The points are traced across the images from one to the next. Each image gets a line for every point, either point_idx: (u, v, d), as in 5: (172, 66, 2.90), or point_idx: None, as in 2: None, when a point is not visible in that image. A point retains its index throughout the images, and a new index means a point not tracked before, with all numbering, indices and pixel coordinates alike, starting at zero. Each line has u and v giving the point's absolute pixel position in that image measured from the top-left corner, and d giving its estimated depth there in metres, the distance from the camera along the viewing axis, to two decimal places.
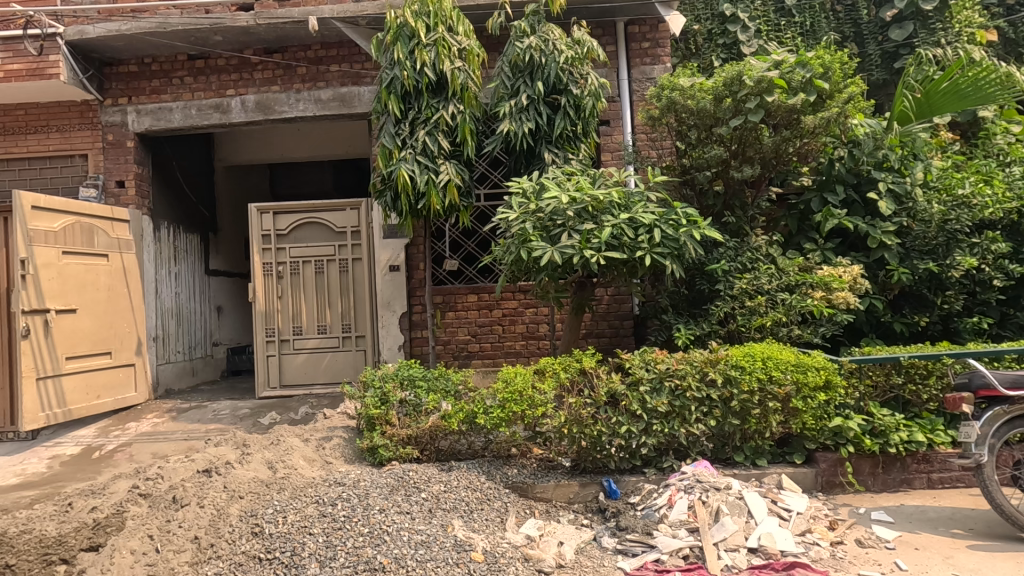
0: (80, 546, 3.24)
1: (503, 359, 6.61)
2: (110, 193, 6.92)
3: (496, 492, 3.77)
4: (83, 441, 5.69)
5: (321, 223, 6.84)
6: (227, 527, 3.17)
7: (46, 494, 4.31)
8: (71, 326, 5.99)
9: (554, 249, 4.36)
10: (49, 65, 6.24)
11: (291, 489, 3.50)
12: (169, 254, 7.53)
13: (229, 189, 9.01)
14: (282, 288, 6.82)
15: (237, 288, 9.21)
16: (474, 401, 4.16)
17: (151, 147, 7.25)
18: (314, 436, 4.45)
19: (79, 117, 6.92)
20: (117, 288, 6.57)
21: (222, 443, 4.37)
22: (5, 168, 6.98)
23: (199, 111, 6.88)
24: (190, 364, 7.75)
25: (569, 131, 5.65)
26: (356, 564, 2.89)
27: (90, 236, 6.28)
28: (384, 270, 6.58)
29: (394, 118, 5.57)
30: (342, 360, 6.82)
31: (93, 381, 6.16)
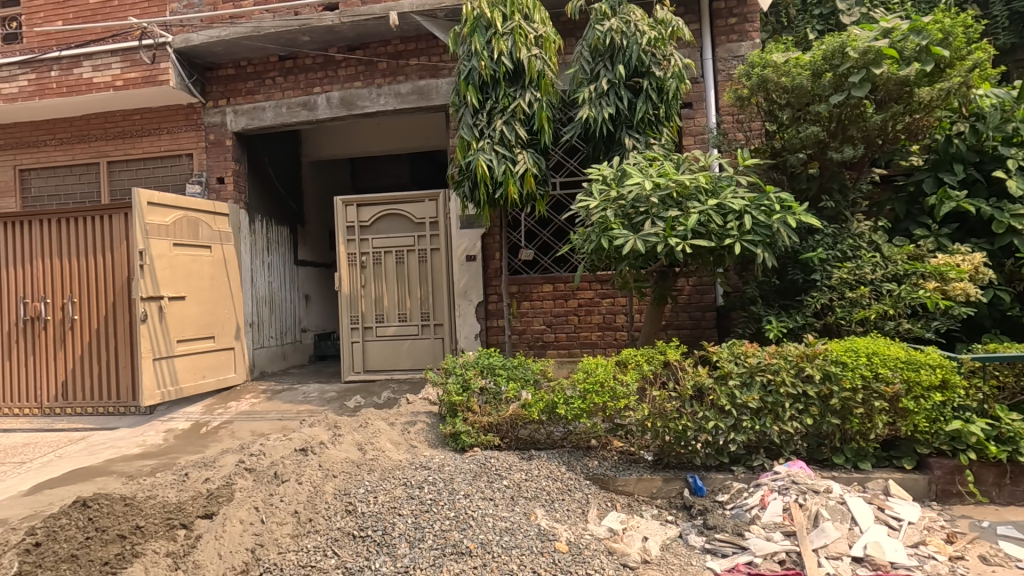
0: (198, 513, 3.38)
1: (578, 350, 6.55)
2: (212, 189, 7.46)
3: (577, 483, 3.75)
4: (192, 418, 6.22)
5: (402, 214, 7.05)
6: (323, 504, 3.32)
7: (164, 464, 4.74)
8: (181, 311, 6.54)
9: (637, 238, 4.20)
10: (160, 72, 6.80)
11: (380, 471, 3.65)
12: (263, 246, 8.03)
13: (316, 184, 9.46)
14: (365, 277, 7.10)
15: (323, 278, 9.69)
16: (553, 391, 4.14)
17: (246, 145, 7.73)
18: (398, 420, 4.61)
19: (186, 119, 7.49)
20: (218, 277, 7.10)
21: (315, 424, 4.62)
22: (125, 167, 7.70)
23: (289, 109, 7.25)
24: (281, 349, 8.27)
25: (651, 115, 5.47)
26: (444, 547, 2.93)
27: (196, 229, 6.80)
28: (461, 260, 6.69)
29: (471, 109, 5.59)
30: (421, 348, 7.02)
31: (199, 362, 6.71)
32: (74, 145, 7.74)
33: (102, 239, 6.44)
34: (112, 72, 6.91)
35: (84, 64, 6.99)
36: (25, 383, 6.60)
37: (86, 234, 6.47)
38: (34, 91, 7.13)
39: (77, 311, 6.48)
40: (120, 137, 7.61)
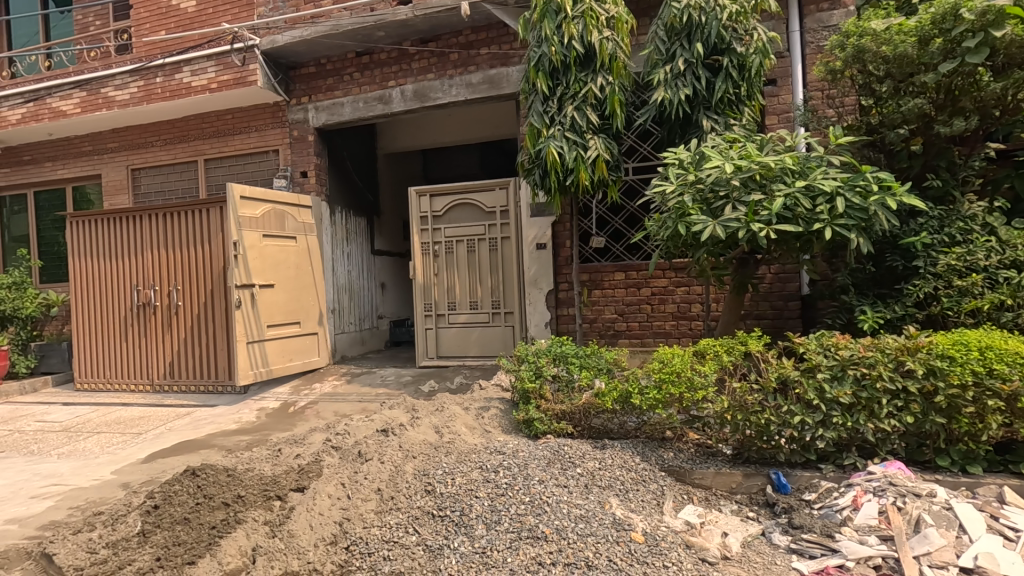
0: (290, 486, 3.62)
1: (651, 339, 6.40)
2: (297, 183, 7.88)
3: (652, 474, 3.68)
4: (281, 397, 6.66)
5: (473, 203, 7.14)
6: (404, 483, 3.45)
7: (258, 440, 5.12)
8: (270, 299, 7.00)
9: (716, 223, 4.01)
10: (250, 73, 7.24)
11: (456, 454, 3.76)
12: (343, 236, 8.42)
13: (390, 175, 9.77)
14: (438, 266, 7.28)
15: (397, 267, 10.02)
16: (628, 380, 4.08)
17: (327, 140, 8.10)
18: (473, 405, 4.72)
19: (272, 117, 7.94)
20: (303, 266, 7.52)
21: (395, 406, 4.81)
22: (219, 164, 8.29)
23: (366, 103, 7.50)
24: (360, 334, 8.66)
25: (731, 94, 5.21)
26: (520, 531, 2.97)
27: (282, 221, 7.22)
28: (531, 248, 6.70)
29: (542, 96, 5.54)
30: (492, 335, 7.12)
31: (287, 345, 7.17)
32: (176, 145, 8.41)
33: (201, 232, 6.99)
34: (208, 75, 7.43)
35: (184, 70, 7.57)
36: (139, 361, 7.31)
37: (187, 227, 7.04)
38: (142, 96, 7.80)
39: (180, 297, 7.08)
40: (215, 136, 8.19)
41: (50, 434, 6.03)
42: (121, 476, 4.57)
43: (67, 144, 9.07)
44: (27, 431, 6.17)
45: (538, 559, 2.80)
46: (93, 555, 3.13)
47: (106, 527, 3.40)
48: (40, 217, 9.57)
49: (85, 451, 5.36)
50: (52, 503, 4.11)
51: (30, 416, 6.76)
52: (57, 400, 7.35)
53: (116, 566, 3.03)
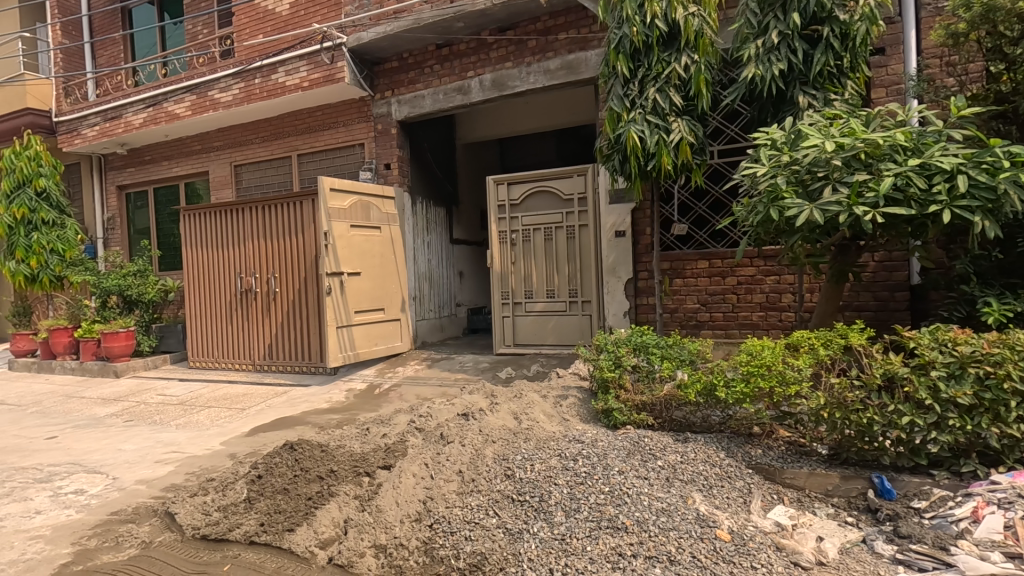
0: (378, 463, 3.80)
1: (736, 331, 6.10)
2: (381, 174, 8.18)
3: (738, 471, 3.52)
4: (367, 380, 7.01)
5: (551, 191, 7.11)
6: (485, 466, 3.52)
7: (347, 419, 5.42)
8: (357, 286, 7.36)
9: (814, 207, 3.71)
10: (338, 70, 7.59)
11: (535, 440, 3.79)
12: (423, 225, 8.66)
13: (468, 165, 9.91)
14: (515, 254, 7.33)
15: (475, 255, 10.21)
16: (712, 372, 3.91)
17: (409, 132, 8.34)
18: (550, 393, 4.73)
19: (358, 112, 8.30)
20: (386, 255, 7.83)
21: (475, 391, 4.92)
22: (310, 158, 8.79)
23: (446, 95, 7.63)
24: (439, 321, 8.92)
25: (831, 67, 4.82)
26: (600, 520, 2.94)
27: (368, 212, 7.54)
28: (610, 236, 6.57)
29: (622, 79, 5.37)
30: (569, 324, 7.08)
31: (372, 331, 7.53)
32: (273, 142, 9.01)
33: (295, 223, 7.45)
34: (300, 74, 7.87)
35: (279, 70, 8.06)
36: (242, 343, 7.95)
37: (283, 218, 7.54)
38: (243, 97, 8.40)
39: (278, 284, 7.61)
40: (307, 132, 8.69)
41: (169, 406, 6.71)
42: (228, 446, 5.01)
43: (180, 144, 9.96)
44: (150, 403, 6.92)
45: (618, 550, 2.76)
46: (207, 517, 3.46)
47: (217, 493, 3.73)
48: (159, 212, 10.62)
49: (198, 423, 5.92)
50: (171, 468, 4.58)
51: (153, 389, 7.57)
52: (175, 376, 8.17)
53: (227, 528, 3.33)
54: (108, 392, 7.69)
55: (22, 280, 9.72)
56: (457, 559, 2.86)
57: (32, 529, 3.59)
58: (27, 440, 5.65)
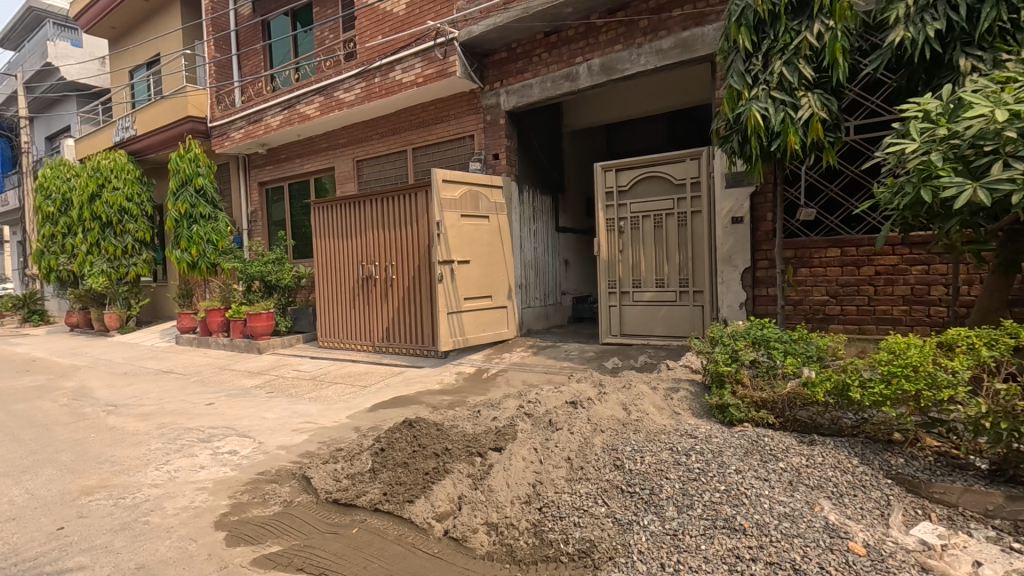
0: (489, 445, 3.94)
1: (872, 327, 5.51)
2: (489, 165, 8.37)
3: (874, 480, 3.18)
4: (476, 364, 7.28)
5: (662, 176, 6.86)
6: (593, 455, 3.51)
7: (458, 401, 5.68)
8: (467, 274, 7.63)
9: (978, 186, 3.22)
10: (450, 65, 7.84)
11: (644, 432, 3.70)
12: (530, 214, 8.74)
13: (575, 153, 9.84)
14: (623, 243, 7.17)
15: (581, 244, 10.14)
16: (846, 371, 3.57)
17: (516, 122, 8.42)
18: (661, 385, 4.60)
19: (468, 104, 8.55)
20: (495, 244, 8.02)
21: (583, 380, 4.93)
22: (424, 151, 9.22)
23: (554, 82, 7.60)
24: (545, 309, 9.00)
25: (1004, 22, 4.13)
26: (715, 520, 2.81)
27: (476, 201, 7.76)
28: (725, 222, 6.19)
29: (744, 53, 5.02)
30: (679, 315, 6.83)
31: (480, 317, 7.79)
32: (390, 137, 9.57)
33: (410, 213, 7.86)
34: (416, 71, 8.24)
35: (396, 68, 8.50)
36: (364, 325, 8.59)
37: (399, 209, 7.99)
38: (365, 96, 8.99)
39: (394, 272, 8.10)
40: (421, 126, 9.11)
41: (302, 380, 7.46)
42: (354, 420, 5.46)
43: (310, 143, 10.89)
44: (287, 376, 7.73)
45: (735, 552, 2.61)
46: (338, 483, 3.80)
47: (346, 461, 4.08)
48: (292, 205, 11.72)
49: (327, 397, 6.51)
50: (306, 436, 5.09)
51: (289, 365, 8.44)
52: (307, 353, 9.04)
53: (354, 494, 3.63)
54: (253, 365, 8.69)
55: (186, 267, 11.24)
56: (566, 543, 2.88)
57: (198, 481, 4.18)
58: (192, 405, 6.57)
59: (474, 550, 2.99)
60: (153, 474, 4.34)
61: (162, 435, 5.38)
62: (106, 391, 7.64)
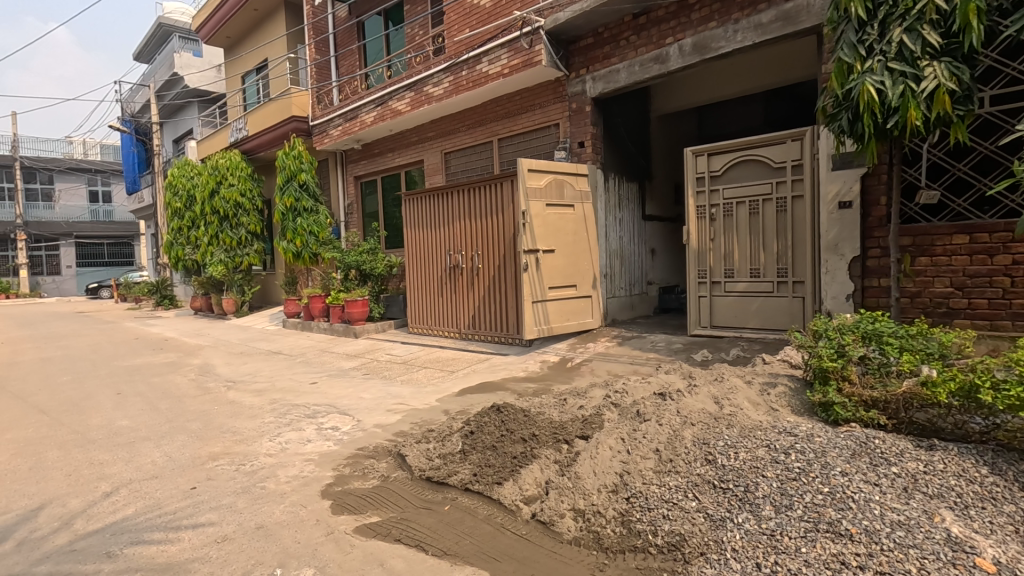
0: (576, 433, 3.96)
1: (1008, 323, 4.90)
2: (574, 153, 8.30)
3: (1008, 494, 2.84)
4: (560, 353, 7.31)
5: (759, 159, 6.48)
6: (683, 448, 3.43)
7: (543, 388, 5.76)
8: (552, 263, 7.65)
9: None
10: (536, 54, 7.84)
11: (738, 428, 3.56)
12: (616, 202, 8.58)
13: (664, 138, 9.51)
14: (715, 230, 6.87)
15: (669, 232, 9.83)
16: (975, 371, 3.24)
17: (603, 109, 8.28)
18: (756, 379, 4.39)
19: (554, 92, 8.52)
20: (580, 232, 7.97)
21: (672, 371, 4.82)
22: (509, 141, 9.32)
23: (642, 66, 7.38)
24: (630, 299, 8.84)
25: None
26: (818, 522, 2.66)
27: (561, 189, 7.73)
28: (831, 207, 5.73)
29: (857, 23, 4.62)
30: (776, 306, 6.44)
31: (565, 306, 7.80)
32: (477, 128, 9.76)
33: (495, 203, 7.99)
34: (502, 62, 8.33)
35: (483, 60, 8.64)
36: (451, 312, 8.88)
37: (485, 199, 8.15)
38: (453, 90, 9.23)
39: (480, 261, 8.29)
40: (507, 117, 9.21)
41: (395, 364, 7.86)
42: (443, 403, 5.69)
43: (401, 137, 11.34)
44: (381, 360, 8.18)
45: (841, 558, 2.45)
46: (430, 462, 3.99)
47: (438, 442, 4.27)
48: (385, 197, 12.31)
49: (418, 380, 6.83)
50: (399, 417, 5.37)
51: (383, 349, 8.92)
52: (399, 339, 9.50)
53: (446, 473, 3.80)
54: (350, 348, 9.28)
55: (291, 256, 12.16)
56: (655, 535, 2.85)
57: (306, 453, 4.55)
58: (298, 383, 7.14)
59: (561, 535, 3.04)
60: (267, 445, 4.78)
61: (273, 410, 5.90)
62: (227, 368, 8.50)
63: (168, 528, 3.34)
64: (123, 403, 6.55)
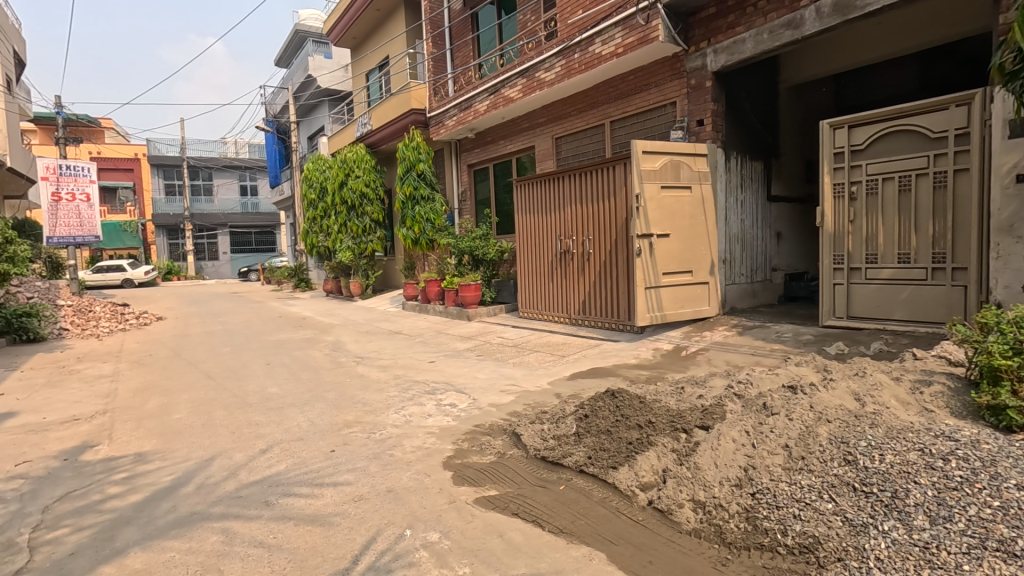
0: (695, 422, 3.81)
1: None
2: (692, 132, 7.89)
3: None
4: (674, 341, 7.06)
5: (913, 129, 5.73)
6: (817, 446, 3.17)
7: (656, 376, 5.63)
8: (666, 248, 7.39)
9: None
10: (652, 30, 7.54)
11: (884, 428, 3.22)
12: (737, 183, 8.04)
13: (795, 111, 8.73)
14: (854, 211, 6.21)
15: (798, 214, 9.05)
16: None
17: (725, 83, 7.76)
18: (906, 377, 3.94)
19: (671, 69, 8.15)
20: (697, 215, 7.60)
21: (802, 364, 4.48)
22: (623, 123, 9.10)
23: (771, 34, 6.80)
24: (751, 286, 8.30)
25: None
26: (985, 539, 2.34)
27: (678, 171, 7.40)
28: (1007, 181, 4.93)
29: None
30: (929, 297, 5.71)
31: (679, 293, 7.51)
32: (589, 112, 9.62)
33: (608, 186, 7.85)
34: (616, 41, 8.12)
35: (596, 41, 8.49)
36: (561, 297, 8.93)
37: (597, 183, 8.03)
38: (565, 74, 9.17)
39: (591, 246, 8.22)
40: (621, 98, 8.99)
41: (507, 346, 8.08)
42: (555, 386, 5.76)
43: (513, 124, 11.50)
44: (493, 342, 8.46)
45: None
46: (545, 442, 4.07)
47: (552, 424, 4.33)
48: (496, 184, 12.59)
49: (529, 363, 6.97)
50: (512, 397, 5.53)
51: (494, 332, 9.21)
52: (510, 322, 9.74)
53: (561, 455, 3.85)
54: (464, 331, 9.68)
55: (410, 243, 12.91)
56: (784, 535, 2.69)
57: (428, 426, 4.85)
58: (418, 361, 7.61)
59: (680, 525, 2.97)
60: (393, 417, 5.16)
61: (397, 385, 6.35)
62: (355, 345, 9.27)
63: (314, 484, 3.74)
64: (271, 372, 7.40)
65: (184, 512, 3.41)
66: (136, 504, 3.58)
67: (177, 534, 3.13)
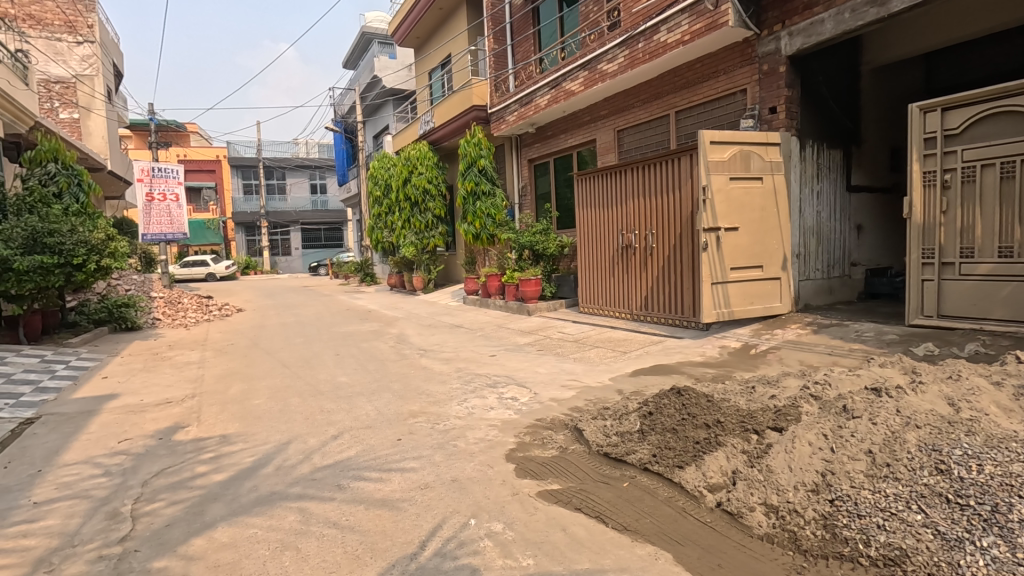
0: (767, 423, 3.65)
1: None
2: (764, 120, 7.53)
3: None
4: (742, 338, 6.80)
5: (1018, 110, 5.22)
6: (905, 453, 2.96)
7: (723, 375, 5.44)
8: (735, 242, 7.11)
9: None
10: (722, 15, 7.24)
11: (983, 436, 2.97)
12: (813, 173, 7.61)
13: (880, 95, 8.14)
14: (947, 201, 5.73)
15: (881, 205, 8.46)
16: None
17: (800, 67, 7.34)
18: (1008, 381, 3.61)
19: (741, 55, 7.80)
20: (768, 208, 7.26)
21: (887, 365, 4.20)
22: (689, 113, 8.81)
23: (854, 12, 6.38)
24: (828, 282, 7.84)
25: None
26: None
27: (748, 161, 7.09)
28: None
29: None
30: None
31: (748, 289, 7.21)
32: (653, 103, 9.38)
33: (672, 178, 7.63)
34: (683, 28, 7.87)
35: (662, 29, 8.25)
36: (623, 293, 8.78)
37: (661, 175, 7.82)
38: (628, 64, 8.98)
39: (654, 240, 8.02)
40: (687, 88, 8.70)
41: (567, 341, 8.06)
42: (617, 382, 5.70)
43: (574, 118, 11.41)
44: (553, 337, 8.46)
45: None
46: (607, 438, 4.03)
47: (614, 420, 4.28)
48: (557, 179, 12.53)
49: (590, 358, 6.92)
50: (574, 392, 5.50)
51: (555, 327, 9.20)
52: (570, 318, 9.70)
53: (624, 452, 3.80)
54: (524, 325, 9.73)
55: (471, 238, 13.10)
56: (867, 545, 2.54)
57: (490, 419, 4.92)
58: (479, 355, 7.73)
59: (751, 529, 2.86)
60: (456, 408, 5.27)
61: (459, 377, 6.47)
62: (418, 337, 9.54)
63: (382, 469, 3.89)
64: (340, 362, 7.74)
65: (264, 491, 3.64)
66: (222, 482, 3.84)
67: (259, 512, 3.34)
